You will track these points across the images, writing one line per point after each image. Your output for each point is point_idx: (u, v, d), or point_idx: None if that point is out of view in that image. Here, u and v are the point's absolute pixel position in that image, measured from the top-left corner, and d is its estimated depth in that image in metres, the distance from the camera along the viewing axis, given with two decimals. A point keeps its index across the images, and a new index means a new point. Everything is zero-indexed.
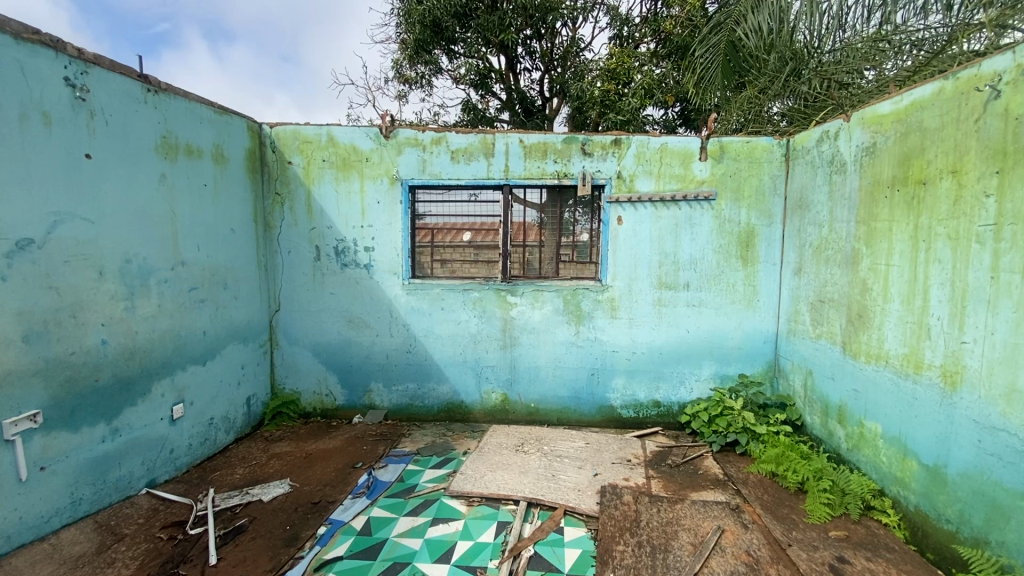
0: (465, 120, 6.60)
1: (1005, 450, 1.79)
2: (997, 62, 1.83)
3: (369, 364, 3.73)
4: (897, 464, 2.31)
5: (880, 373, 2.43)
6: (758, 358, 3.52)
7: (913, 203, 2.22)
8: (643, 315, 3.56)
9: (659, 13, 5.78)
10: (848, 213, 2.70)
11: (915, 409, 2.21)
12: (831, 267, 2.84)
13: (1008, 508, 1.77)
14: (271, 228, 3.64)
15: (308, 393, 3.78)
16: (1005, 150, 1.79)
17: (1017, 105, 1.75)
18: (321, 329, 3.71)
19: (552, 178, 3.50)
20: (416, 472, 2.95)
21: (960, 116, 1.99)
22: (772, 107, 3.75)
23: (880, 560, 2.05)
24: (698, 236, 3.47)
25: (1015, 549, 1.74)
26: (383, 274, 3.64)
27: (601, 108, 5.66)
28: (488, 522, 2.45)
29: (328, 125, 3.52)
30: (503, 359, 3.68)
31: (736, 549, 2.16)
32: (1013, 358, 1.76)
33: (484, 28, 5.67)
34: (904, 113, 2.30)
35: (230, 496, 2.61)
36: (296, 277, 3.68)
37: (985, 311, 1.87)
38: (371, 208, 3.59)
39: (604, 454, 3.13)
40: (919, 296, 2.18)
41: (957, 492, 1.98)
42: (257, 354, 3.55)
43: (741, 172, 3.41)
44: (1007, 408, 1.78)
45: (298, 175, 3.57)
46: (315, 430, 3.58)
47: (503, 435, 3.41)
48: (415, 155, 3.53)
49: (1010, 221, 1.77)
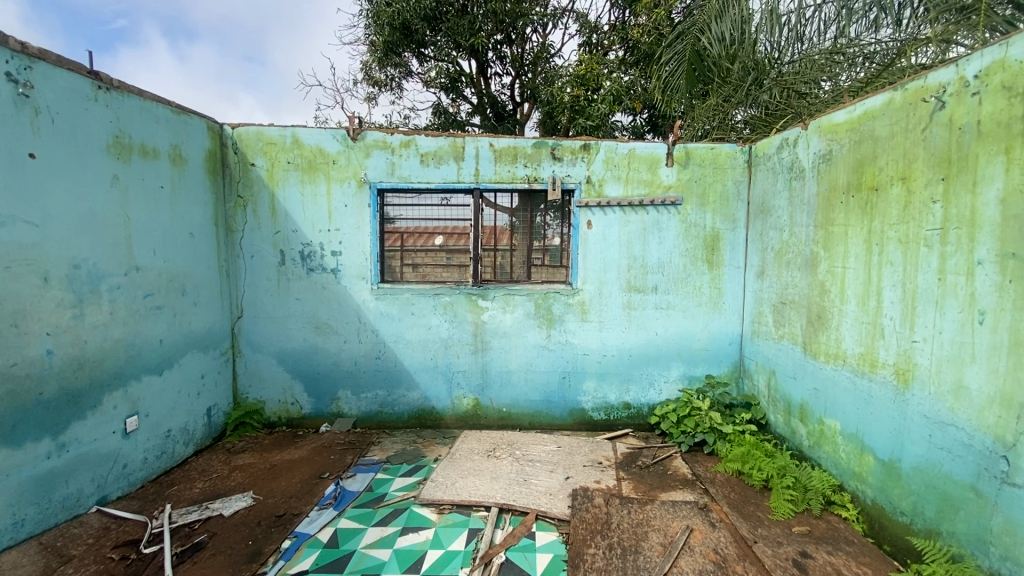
0: (436, 124, 6.59)
1: (953, 443, 1.88)
2: (942, 75, 1.92)
3: (336, 371, 3.65)
4: (856, 459, 2.40)
5: (838, 372, 2.52)
6: (724, 359, 3.61)
7: (867, 208, 2.32)
8: (613, 318, 3.60)
9: (627, 21, 5.90)
10: (807, 217, 2.79)
11: (871, 407, 2.29)
12: (792, 270, 2.93)
13: (957, 499, 1.85)
14: (232, 232, 3.52)
15: (272, 402, 3.67)
16: (950, 159, 1.89)
17: (960, 115, 1.84)
18: (286, 335, 3.61)
19: (522, 183, 3.51)
20: (386, 481, 2.89)
21: (908, 126, 2.09)
22: (736, 114, 3.85)
23: (840, 553, 2.12)
24: (665, 240, 3.54)
25: (964, 539, 1.82)
26: (351, 278, 3.57)
27: (571, 114, 5.71)
28: (458, 529, 2.42)
29: (293, 126, 3.45)
30: (475, 364, 3.65)
31: (704, 548, 2.19)
32: (959, 356, 1.85)
33: (453, 32, 5.64)
34: (857, 122, 2.39)
35: (188, 512, 2.50)
36: (259, 282, 3.57)
37: (933, 311, 1.96)
38: (338, 211, 3.52)
39: (575, 457, 3.14)
40: (873, 297, 2.28)
41: (911, 485, 2.06)
42: (218, 362, 3.42)
43: (705, 178, 3.50)
44: (955, 404, 1.87)
45: (261, 178, 3.48)
46: (280, 440, 3.48)
47: (475, 441, 3.38)
48: (384, 158, 3.49)
49: (955, 226, 1.86)
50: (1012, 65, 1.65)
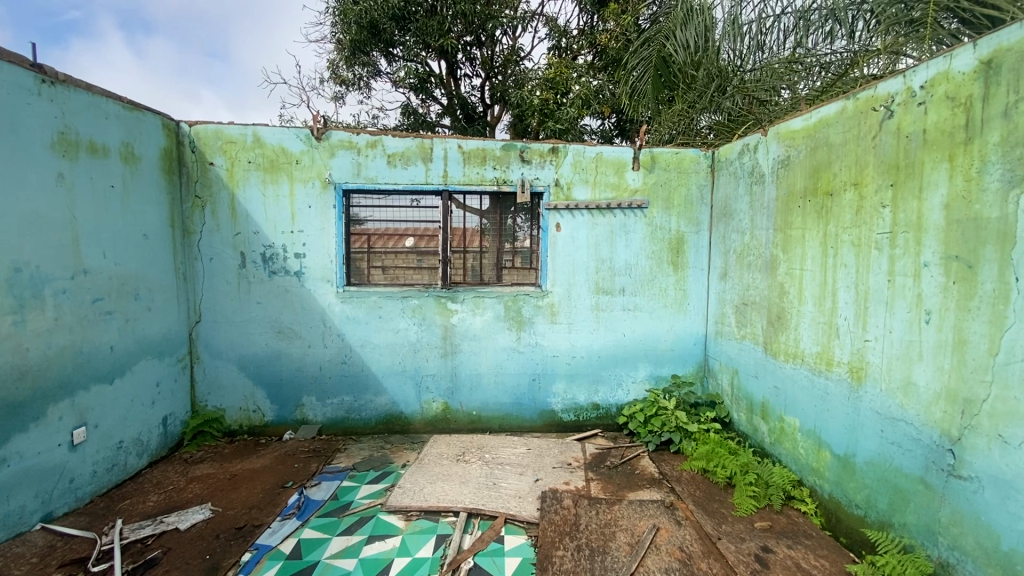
0: (405, 124, 6.52)
1: (903, 437, 1.96)
2: (890, 86, 2.01)
3: (300, 377, 3.55)
4: (813, 455, 2.48)
5: (796, 371, 2.60)
6: (689, 359, 3.68)
7: (822, 212, 2.41)
8: (582, 320, 3.63)
9: (595, 27, 5.97)
10: (766, 221, 2.88)
11: (828, 404, 2.37)
12: (753, 272, 3.02)
13: (908, 492, 1.93)
14: (190, 233, 3.39)
15: (233, 410, 3.55)
16: (898, 165, 1.97)
17: (908, 123, 1.93)
18: (247, 340, 3.49)
19: (491, 185, 3.51)
20: (351, 489, 2.82)
21: (860, 134, 2.18)
22: (701, 121, 3.85)
23: (799, 546, 2.18)
24: (632, 242, 3.59)
25: (915, 530, 1.90)
26: (315, 281, 3.48)
27: (541, 117, 5.74)
28: (426, 536, 2.38)
29: (254, 125, 3.35)
30: (444, 368, 3.61)
31: (670, 546, 2.22)
32: (907, 354, 1.93)
33: (422, 32, 5.59)
34: (813, 129, 2.48)
35: (141, 527, 2.39)
36: (218, 286, 3.44)
37: (884, 311, 2.04)
38: (301, 213, 3.42)
39: (545, 459, 3.15)
40: (829, 298, 2.37)
41: (865, 479, 2.15)
42: (174, 369, 3.28)
43: (670, 182, 3.57)
44: (904, 400, 1.95)
45: (220, 178, 3.36)
46: (241, 449, 3.36)
47: (443, 445, 3.34)
48: (349, 158, 3.42)
49: (903, 230, 1.95)
50: (955, 77, 1.74)
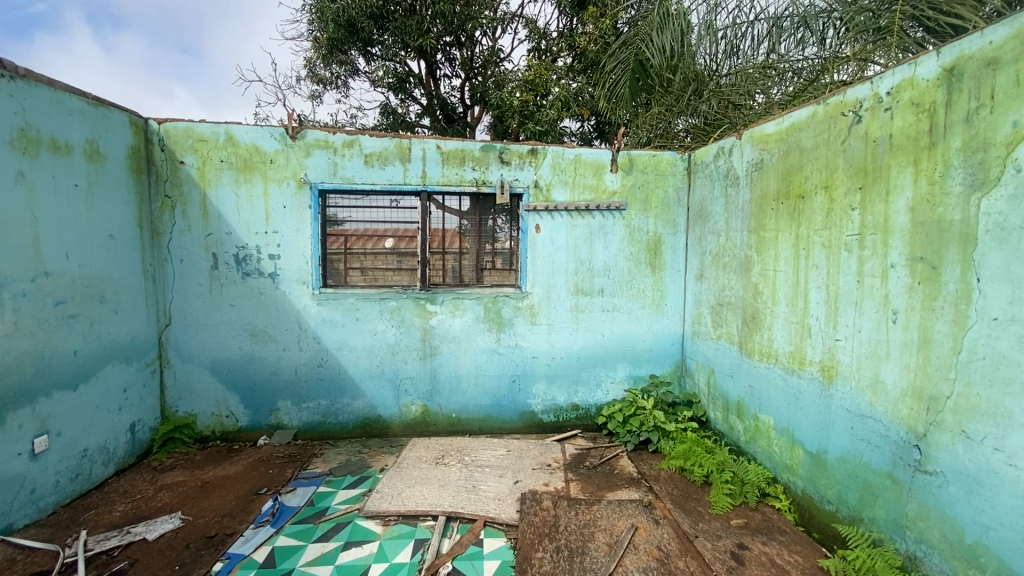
0: (384, 124, 6.46)
1: (872, 434, 2.01)
2: (858, 91, 2.07)
3: (275, 381, 3.48)
4: (787, 453, 2.53)
5: (770, 370, 2.65)
6: (666, 359, 3.73)
7: (794, 214, 2.46)
8: (561, 321, 3.64)
9: (574, 29, 6.00)
10: (741, 222, 2.93)
11: (800, 402, 2.42)
12: (728, 273, 3.07)
13: (877, 487, 1.98)
14: (159, 234, 3.29)
15: (205, 415, 3.45)
16: (866, 169, 2.03)
17: (875, 128, 1.98)
18: (220, 344, 3.41)
19: (470, 186, 3.49)
20: (328, 495, 2.77)
21: (830, 138, 2.23)
22: (677, 124, 3.91)
23: (774, 543, 2.22)
24: (611, 243, 3.61)
25: (884, 524, 1.95)
26: (290, 283, 3.42)
27: (521, 119, 5.74)
28: (404, 541, 2.35)
29: (226, 123, 3.27)
30: (423, 370, 3.58)
31: (648, 545, 2.24)
32: (876, 353, 1.99)
33: (401, 32, 5.55)
34: (785, 133, 2.54)
35: (107, 538, 2.30)
36: (189, 288, 3.35)
37: (853, 311, 2.10)
38: (275, 213, 3.36)
39: (525, 460, 3.14)
40: (801, 299, 2.42)
41: (836, 475, 2.20)
42: (143, 374, 3.17)
43: (648, 184, 3.60)
44: (873, 398, 2.00)
45: (192, 177, 3.27)
46: (213, 455, 3.27)
47: (423, 449, 3.31)
48: (325, 158, 3.36)
49: (871, 232, 2.00)
50: (920, 84, 1.79)
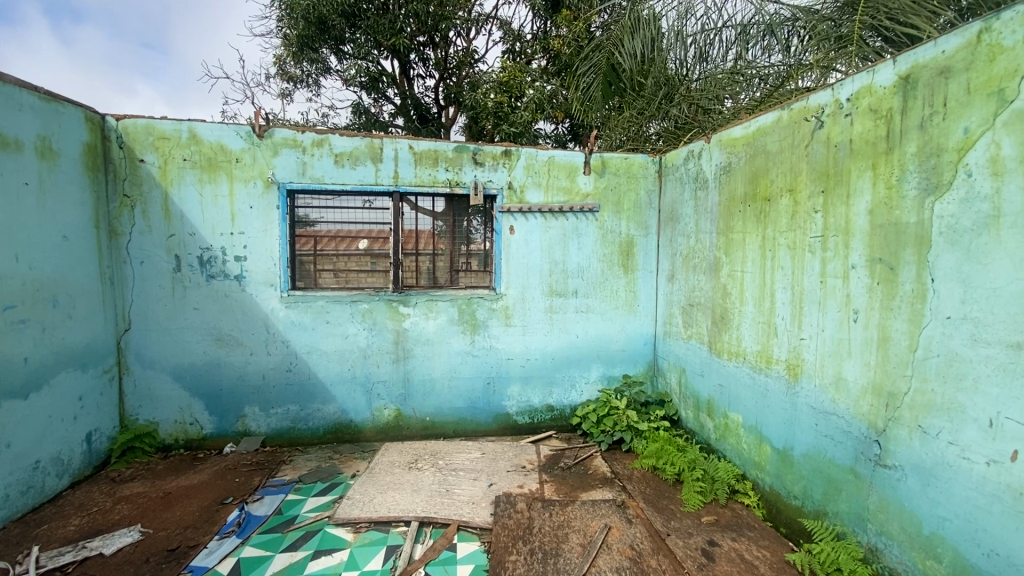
0: (357, 123, 6.36)
1: (835, 430, 2.07)
2: (820, 98, 2.13)
3: (242, 386, 3.38)
4: (755, 449, 2.58)
5: (739, 369, 2.71)
6: (639, 359, 3.77)
7: (761, 217, 2.52)
8: (536, 323, 3.64)
9: (549, 32, 6.01)
10: (710, 224, 2.99)
11: (767, 400, 2.48)
12: (698, 274, 3.13)
13: (840, 481, 2.04)
14: (117, 235, 3.15)
15: (167, 423, 3.33)
16: (828, 173, 2.09)
17: (836, 133, 2.04)
18: (183, 348, 3.29)
19: (443, 187, 3.46)
20: (297, 503, 2.70)
21: (794, 143, 2.29)
22: (650, 128, 3.94)
23: (743, 539, 2.27)
24: (584, 245, 3.64)
25: (847, 517, 2.00)
26: (257, 285, 3.32)
27: (495, 120, 5.74)
28: (376, 548, 2.30)
29: (189, 121, 3.17)
30: (396, 373, 3.53)
31: (621, 545, 2.25)
32: (838, 351, 2.05)
33: (374, 31, 5.48)
34: (752, 138, 2.60)
35: (60, 554, 2.19)
36: (150, 291, 3.22)
37: (817, 311, 2.16)
38: (241, 213, 3.26)
39: (499, 463, 3.13)
40: (768, 299, 2.48)
41: (802, 471, 2.25)
42: (100, 382, 3.04)
43: (620, 187, 3.64)
44: (836, 395, 2.06)
45: (152, 176, 3.15)
46: (176, 465, 3.16)
47: (396, 453, 3.26)
48: (294, 157, 3.29)
49: (833, 234, 2.07)
50: (878, 91, 1.86)
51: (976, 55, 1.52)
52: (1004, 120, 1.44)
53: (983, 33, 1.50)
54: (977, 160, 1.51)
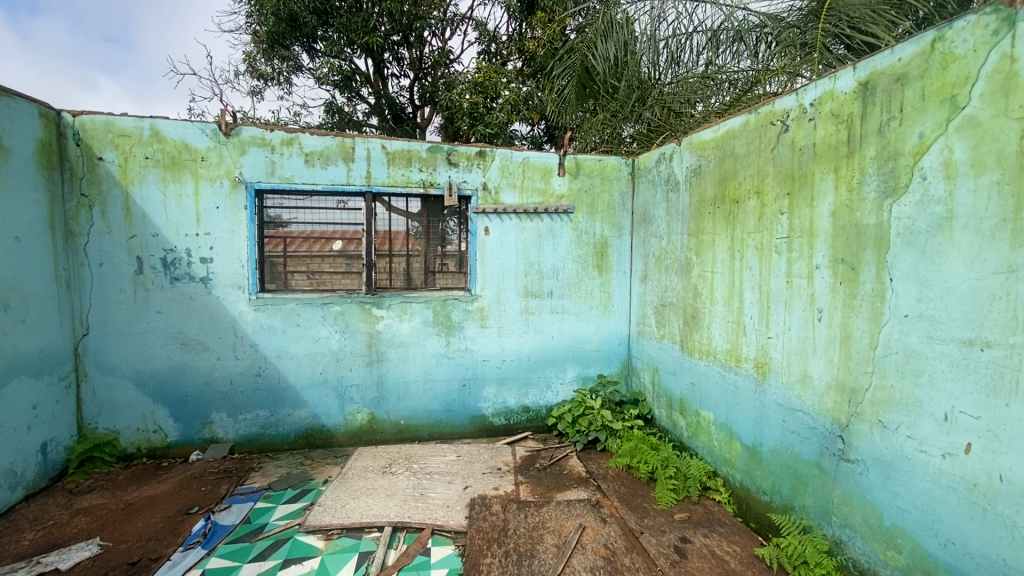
0: (330, 123, 6.26)
1: (801, 426, 2.12)
2: (785, 102, 2.19)
3: (209, 392, 3.28)
4: (726, 446, 2.63)
5: (710, 367, 2.75)
6: (614, 359, 3.81)
7: (729, 218, 2.57)
8: (511, 324, 3.64)
9: (524, 34, 6.02)
10: (681, 226, 3.04)
11: (737, 398, 2.53)
12: (670, 275, 3.17)
13: (806, 476, 2.09)
14: (74, 235, 3.02)
15: (129, 432, 3.20)
16: (793, 176, 2.14)
17: (801, 137, 2.10)
18: (146, 353, 3.17)
19: (417, 187, 3.43)
20: (266, 511, 2.63)
21: (761, 146, 2.35)
22: (623, 130, 3.98)
23: (714, 535, 2.31)
24: (559, 246, 3.65)
25: (813, 511, 2.06)
26: (224, 288, 3.23)
27: (471, 121, 5.73)
28: (348, 555, 2.26)
29: (151, 117, 3.06)
30: (369, 377, 3.47)
31: (596, 544, 2.26)
32: (804, 349, 2.10)
33: (347, 29, 5.41)
34: (720, 140, 2.65)
35: (11, 571, 2.09)
36: (110, 294, 3.10)
37: (784, 310, 2.21)
38: (207, 213, 3.16)
39: (475, 465, 3.12)
40: (736, 298, 2.53)
41: (770, 466, 2.31)
42: (57, 389, 2.90)
43: (594, 188, 3.67)
44: (802, 392, 2.11)
45: (112, 174, 3.04)
46: (139, 474, 3.04)
47: (369, 458, 3.22)
48: (262, 156, 3.21)
49: (798, 235, 2.12)
50: (839, 96, 1.91)
51: (930, 62, 1.58)
52: (956, 125, 1.50)
53: (937, 41, 1.56)
54: (931, 164, 1.57)
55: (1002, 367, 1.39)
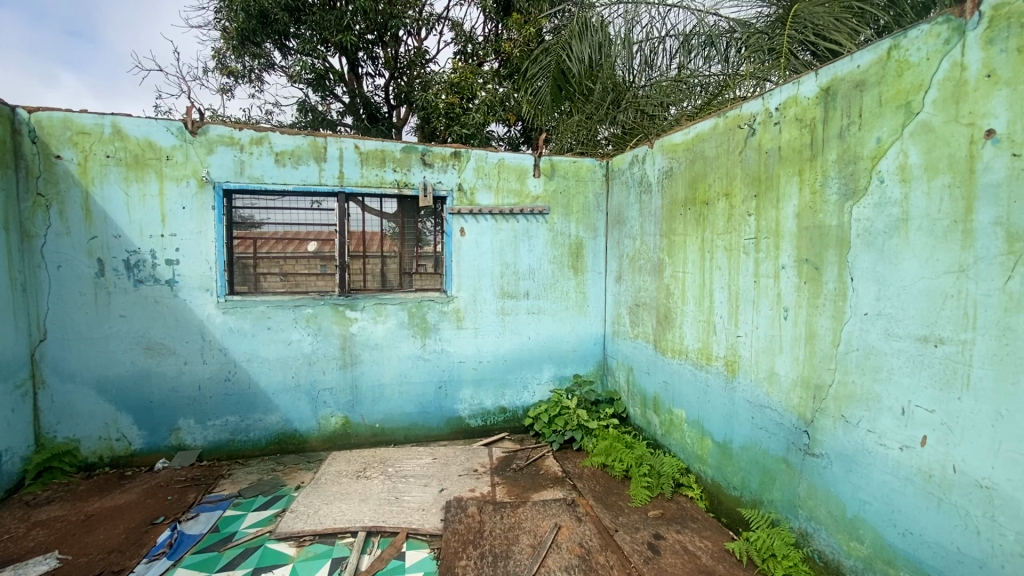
0: (303, 122, 6.16)
1: (769, 422, 2.18)
2: (752, 107, 2.24)
3: (176, 398, 3.18)
4: (698, 443, 2.68)
5: (682, 366, 2.80)
6: (590, 359, 3.84)
7: (700, 220, 2.62)
8: (487, 325, 3.63)
9: (500, 35, 6.03)
10: (654, 227, 3.08)
11: (708, 395, 2.58)
12: (643, 275, 3.22)
13: (774, 471, 2.15)
14: (30, 237, 2.89)
15: (90, 440, 3.09)
16: (759, 178, 2.20)
17: (767, 141, 2.16)
18: (108, 359, 3.06)
19: (391, 188, 3.39)
20: (236, 519, 2.57)
21: (729, 149, 2.40)
22: (600, 132, 4.05)
23: (686, 530, 2.35)
24: (535, 247, 3.67)
25: (780, 505, 2.11)
26: (191, 291, 3.14)
27: (447, 121, 5.71)
28: (320, 561, 2.22)
29: (112, 114, 2.96)
30: (343, 380, 3.42)
31: (571, 543, 2.28)
32: (771, 347, 2.16)
33: (320, 26, 5.32)
34: (691, 143, 2.70)
35: None
36: (69, 298, 2.98)
37: (752, 309, 2.27)
38: (173, 214, 3.07)
39: (451, 467, 3.10)
40: (707, 298, 2.58)
41: (740, 462, 2.36)
42: (12, 398, 2.77)
43: (569, 190, 3.70)
44: (770, 389, 2.17)
45: (71, 173, 2.92)
46: (101, 484, 2.93)
47: (343, 463, 3.17)
48: (230, 155, 3.13)
49: (765, 236, 2.18)
50: (802, 101, 1.97)
51: (887, 69, 1.64)
52: (910, 131, 1.56)
53: (892, 49, 1.62)
54: (887, 167, 1.63)
55: (955, 363, 1.45)
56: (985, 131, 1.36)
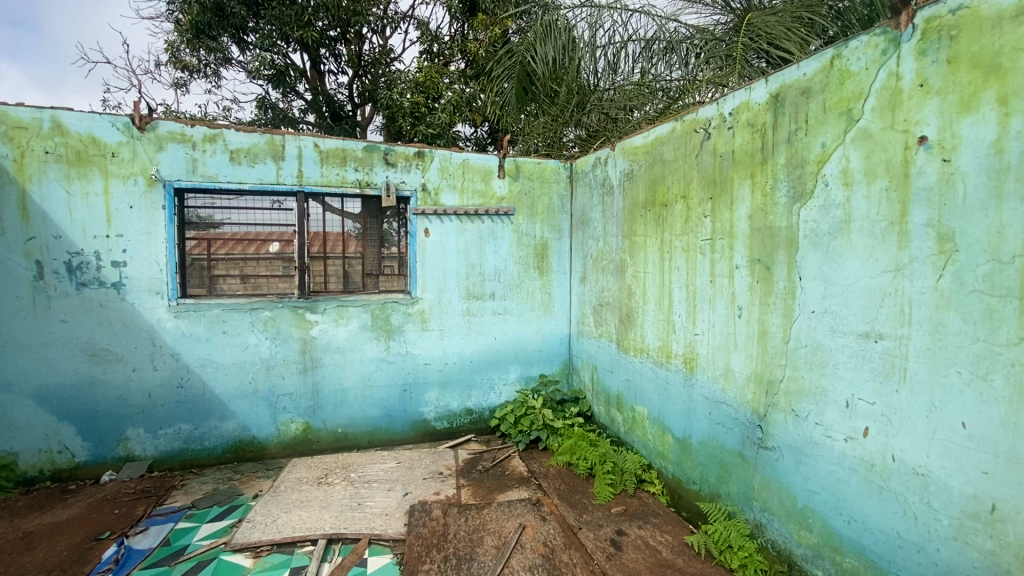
0: (263, 119, 5.97)
1: (725, 418, 2.24)
2: (707, 111, 2.31)
3: (124, 407, 3.03)
4: (659, 439, 2.74)
5: (643, 364, 2.86)
6: (555, 358, 3.87)
7: (659, 221, 2.68)
8: (452, 326, 3.61)
9: (466, 34, 5.99)
10: (616, 228, 3.13)
11: (669, 392, 2.64)
12: (606, 276, 3.27)
13: (730, 465, 2.22)
14: None
15: (29, 453, 2.91)
16: (714, 181, 2.27)
17: (721, 144, 2.22)
18: (49, 367, 2.89)
19: (352, 187, 3.33)
20: (189, 531, 2.47)
21: (686, 152, 2.46)
22: (566, 135, 4.02)
23: (648, 526, 2.40)
24: (500, 248, 3.67)
25: (736, 497, 2.18)
26: (140, 294, 3.00)
27: (412, 120, 5.65)
28: (278, 571, 2.16)
29: (51, 108, 2.79)
30: (303, 385, 3.34)
31: (535, 542, 2.29)
32: (726, 344, 2.22)
33: (279, 21, 5.15)
34: (650, 147, 2.76)
35: None
36: (3, 303, 2.80)
37: (708, 308, 2.33)
38: (119, 213, 2.93)
39: (416, 471, 3.07)
40: (666, 297, 2.64)
41: (698, 457, 2.42)
42: None
43: (534, 191, 3.72)
44: (726, 385, 2.23)
45: (5, 170, 2.74)
46: (41, 500, 2.76)
47: (304, 469, 3.09)
48: (182, 153, 3.01)
49: (720, 237, 2.25)
50: (754, 107, 2.04)
51: (830, 77, 1.72)
52: (852, 137, 1.64)
53: (835, 58, 1.70)
54: (832, 171, 1.71)
55: (892, 357, 1.53)
56: (919, 138, 1.44)
